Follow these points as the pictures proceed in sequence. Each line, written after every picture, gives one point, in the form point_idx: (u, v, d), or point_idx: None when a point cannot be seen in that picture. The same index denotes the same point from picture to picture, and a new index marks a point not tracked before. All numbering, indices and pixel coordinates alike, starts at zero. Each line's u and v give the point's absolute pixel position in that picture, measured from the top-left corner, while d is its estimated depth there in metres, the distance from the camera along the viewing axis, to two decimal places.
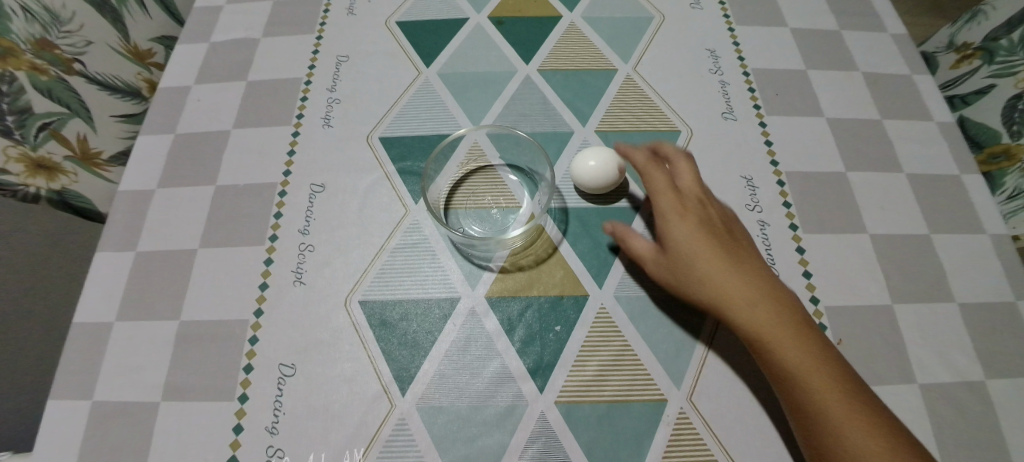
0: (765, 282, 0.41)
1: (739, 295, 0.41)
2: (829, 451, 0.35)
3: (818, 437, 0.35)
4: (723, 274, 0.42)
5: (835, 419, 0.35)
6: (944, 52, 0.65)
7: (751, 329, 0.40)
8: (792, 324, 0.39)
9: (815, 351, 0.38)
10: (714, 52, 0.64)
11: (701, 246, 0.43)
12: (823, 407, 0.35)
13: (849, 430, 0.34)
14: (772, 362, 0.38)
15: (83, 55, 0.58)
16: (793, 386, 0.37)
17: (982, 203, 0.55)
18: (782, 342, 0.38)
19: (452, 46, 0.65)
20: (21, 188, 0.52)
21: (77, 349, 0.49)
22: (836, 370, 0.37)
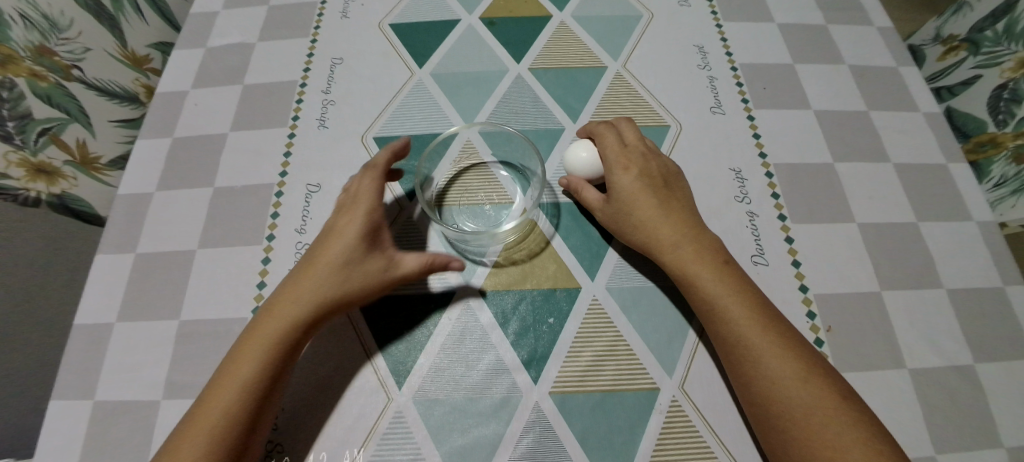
0: (711, 254, 0.44)
1: (692, 268, 0.43)
2: (771, 406, 0.38)
3: (762, 396, 0.38)
4: (677, 249, 0.44)
5: (776, 377, 0.38)
6: (930, 44, 0.65)
7: (703, 300, 0.43)
8: (738, 292, 0.42)
9: (759, 317, 0.40)
10: (702, 48, 0.65)
11: (657, 221, 0.46)
12: (764, 366, 0.38)
13: (790, 386, 0.37)
14: (727, 333, 0.41)
15: (81, 62, 0.59)
16: (741, 351, 0.40)
17: (968, 191, 0.56)
18: (731, 311, 0.41)
19: (444, 46, 0.66)
20: (21, 192, 0.53)
21: (78, 350, 0.49)
22: (781, 334, 0.40)
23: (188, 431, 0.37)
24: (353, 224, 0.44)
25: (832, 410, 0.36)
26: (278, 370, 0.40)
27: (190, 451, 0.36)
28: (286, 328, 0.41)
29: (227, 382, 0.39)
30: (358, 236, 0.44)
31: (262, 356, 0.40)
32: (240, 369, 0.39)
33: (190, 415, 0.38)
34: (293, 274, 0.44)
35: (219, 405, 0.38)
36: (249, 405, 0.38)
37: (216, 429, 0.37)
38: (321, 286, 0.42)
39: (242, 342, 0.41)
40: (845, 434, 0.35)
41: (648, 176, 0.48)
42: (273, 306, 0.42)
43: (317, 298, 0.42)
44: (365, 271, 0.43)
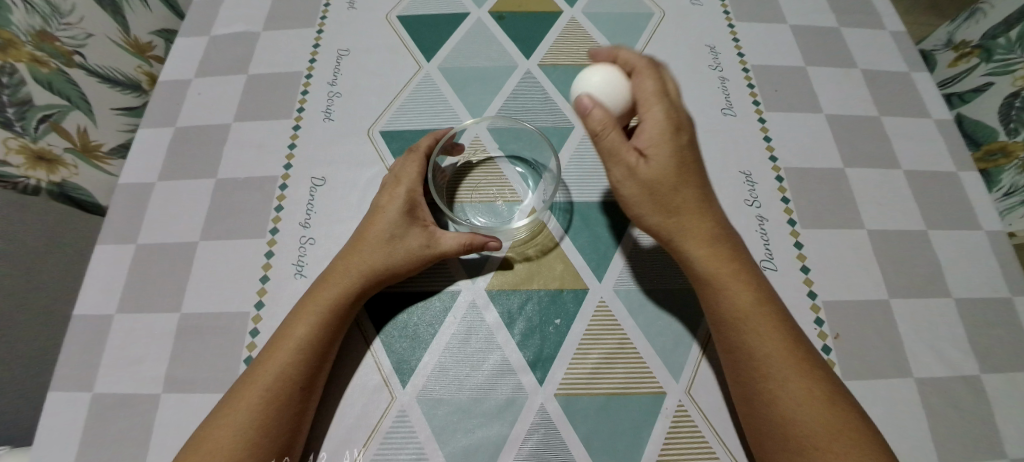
0: (740, 262, 0.42)
1: (722, 274, 0.41)
2: (784, 424, 0.37)
3: (779, 415, 0.37)
4: (711, 251, 0.41)
5: (797, 397, 0.37)
6: (942, 50, 0.65)
7: (730, 309, 0.40)
8: (763, 305, 0.40)
9: (784, 332, 0.39)
10: (714, 48, 0.64)
11: (693, 216, 0.41)
12: (786, 385, 0.37)
13: (806, 405, 0.36)
14: (749, 344, 0.39)
15: (83, 48, 0.57)
16: (764, 367, 0.38)
17: (978, 200, 0.55)
18: (759, 324, 0.39)
19: (452, 40, 0.65)
20: (21, 180, 0.52)
21: (77, 341, 0.49)
22: (802, 352, 0.39)
23: (242, 393, 0.39)
24: (396, 199, 0.46)
25: (849, 432, 0.35)
26: (330, 333, 0.43)
27: (248, 408, 0.38)
28: (336, 297, 0.43)
29: (282, 346, 0.41)
30: (400, 213, 0.46)
31: (312, 322, 0.42)
32: (294, 333, 0.42)
33: (247, 378, 0.40)
34: (346, 248, 0.46)
35: (274, 365, 0.40)
36: (302, 367, 0.40)
37: (271, 390, 0.39)
38: (368, 258, 0.45)
39: (298, 309, 0.43)
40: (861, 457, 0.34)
41: (688, 158, 0.41)
42: (326, 277, 0.45)
43: (365, 269, 0.45)
44: (407, 245, 0.45)
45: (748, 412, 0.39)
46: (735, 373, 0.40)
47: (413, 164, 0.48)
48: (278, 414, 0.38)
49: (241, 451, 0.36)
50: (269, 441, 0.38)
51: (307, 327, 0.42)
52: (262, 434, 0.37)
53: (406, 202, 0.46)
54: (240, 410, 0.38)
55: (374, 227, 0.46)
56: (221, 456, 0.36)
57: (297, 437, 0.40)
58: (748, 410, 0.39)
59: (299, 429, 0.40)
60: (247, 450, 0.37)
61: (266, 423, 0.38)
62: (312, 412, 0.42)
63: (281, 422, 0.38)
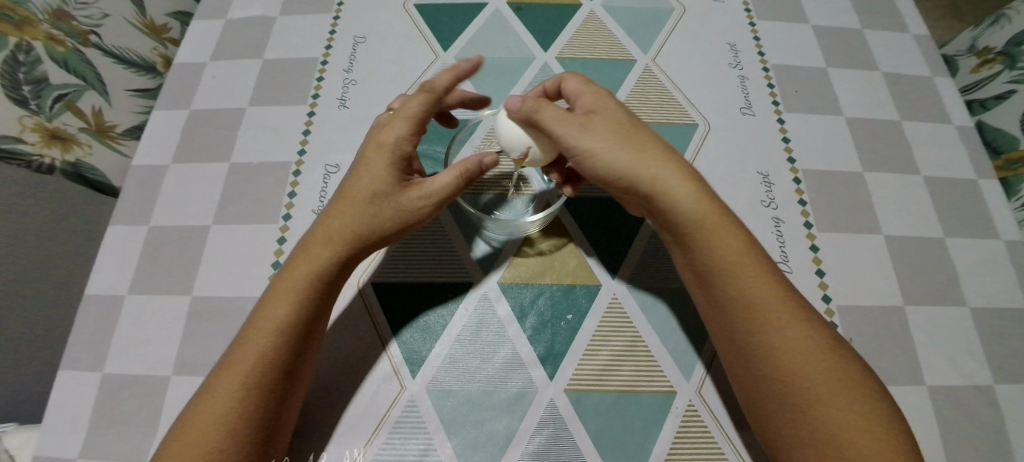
0: (721, 205, 0.40)
1: (710, 218, 0.39)
2: (791, 384, 0.35)
3: (782, 372, 0.36)
4: (693, 193, 0.39)
5: (798, 349, 0.36)
6: (965, 55, 0.63)
7: (719, 259, 0.39)
8: (752, 252, 0.39)
9: (774, 282, 0.38)
10: (734, 46, 0.64)
11: (663, 158, 0.40)
12: (786, 336, 0.36)
13: (809, 359, 0.35)
14: (742, 300, 0.37)
15: (99, 28, 0.57)
16: (760, 319, 0.37)
17: (997, 209, 0.55)
18: (751, 273, 0.38)
19: (470, 30, 0.64)
20: (36, 158, 0.53)
21: (88, 321, 0.49)
22: (794, 301, 0.38)
23: (222, 378, 0.36)
24: (383, 146, 0.41)
25: (852, 385, 0.35)
26: (312, 309, 0.39)
27: (228, 394, 0.35)
28: (319, 269, 0.39)
29: (259, 326, 0.37)
30: (388, 165, 0.41)
31: (293, 299, 0.38)
32: (273, 312, 0.38)
33: (227, 359, 0.37)
34: (326, 209, 0.42)
35: (254, 347, 0.36)
36: (284, 350, 0.37)
37: (253, 374, 0.36)
38: (353, 218, 0.40)
39: (275, 284, 0.39)
40: (871, 412, 0.34)
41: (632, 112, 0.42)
42: (305, 247, 0.40)
43: (350, 233, 0.40)
44: (397, 202, 0.41)
45: (746, 372, 0.38)
46: (729, 333, 0.39)
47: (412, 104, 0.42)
48: (259, 402, 0.36)
49: (226, 441, 0.34)
50: (254, 431, 0.35)
51: (288, 304, 0.38)
52: (247, 422, 0.35)
53: (395, 153, 0.41)
54: (218, 397, 0.35)
55: (359, 181, 0.41)
56: (201, 450, 0.33)
57: (280, 423, 0.38)
58: (746, 370, 0.38)
59: (282, 416, 0.38)
60: (231, 438, 0.34)
61: (247, 409, 0.35)
62: (296, 397, 0.39)
63: (263, 408, 0.36)
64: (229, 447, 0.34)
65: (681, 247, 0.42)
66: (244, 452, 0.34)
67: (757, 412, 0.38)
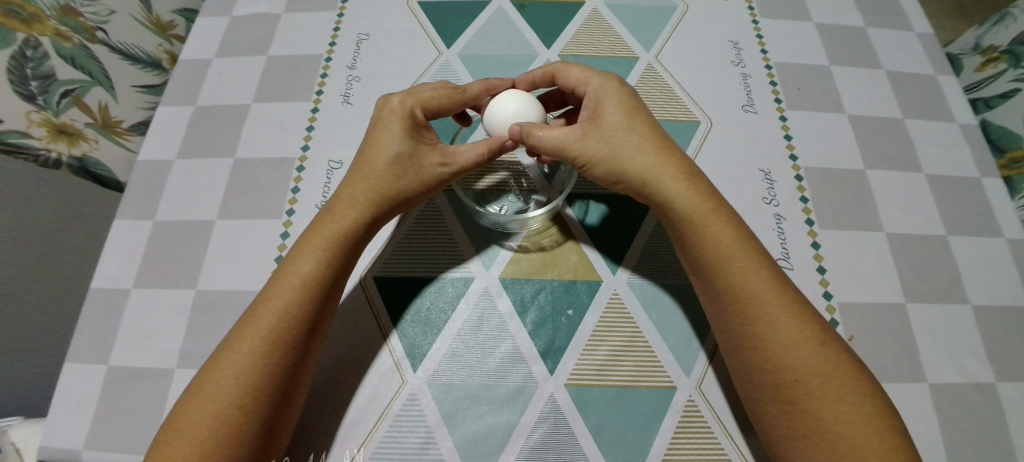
0: (718, 200, 0.41)
1: (704, 212, 0.40)
2: (781, 372, 0.36)
3: (770, 361, 0.36)
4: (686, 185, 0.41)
5: (790, 342, 0.36)
6: (969, 54, 0.63)
7: (712, 252, 0.40)
8: (749, 245, 0.40)
9: (768, 272, 0.38)
10: (737, 44, 0.64)
11: (654, 151, 0.41)
12: (777, 325, 0.37)
13: (801, 349, 0.36)
14: (732, 288, 0.39)
15: (106, 24, 0.58)
16: (751, 309, 0.37)
17: (1000, 208, 0.55)
18: (745, 264, 0.39)
19: (473, 27, 0.65)
20: (43, 153, 0.53)
21: (94, 313, 0.49)
22: (792, 293, 0.38)
23: (245, 333, 0.37)
24: (398, 114, 0.43)
25: (844, 378, 0.35)
26: (337, 265, 0.40)
27: (252, 349, 0.36)
28: (343, 228, 0.41)
29: (283, 283, 0.38)
30: (405, 132, 0.42)
31: (316, 257, 0.39)
32: (298, 269, 0.39)
33: (249, 316, 0.38)
34: (348, 174, 0.43)
35: (277, 304, 0.37)
36: (307, 306, 0.38)
37: (275, 331, 0.37)
38: (375, 182, 0.42)
39: (301, 244, 0.40)
40: (862, 404, 0.34)
41: (632, 107, 0.43)
42: (331, 208, 0.42)
43: (372, 196, 0.42)
44: (418, 166, 0.43)
45: (738, 360, 0.39)
46: (723, 322, 0.40)
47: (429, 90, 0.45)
48: (282, 356, 0.36)
49: (246, 396, 0.35)
50: (275, 386, 0.36)
51: (312, 262, 0.39)
52: (266, 378, 0.36)
53: (410, 121, 0.43)
54: (240, 351, 0.36)
55: (378, 148, 0.42)
56: (224, 400, 0.34)
57: (299, 382, 0.38)
58: (738, 358, 0.39)
59: (302, 373, 0.38)
60: (253, 392, 0.35)
61: (268, 365, 0.36)
62: (316, 358, 0.40)
63: (284, 365, 0.36)
64: (249, 403, 0.35)
65: (678, 240, 0.43)
66: (264, 405, 0.35)
67: (751, 400, 0.38)
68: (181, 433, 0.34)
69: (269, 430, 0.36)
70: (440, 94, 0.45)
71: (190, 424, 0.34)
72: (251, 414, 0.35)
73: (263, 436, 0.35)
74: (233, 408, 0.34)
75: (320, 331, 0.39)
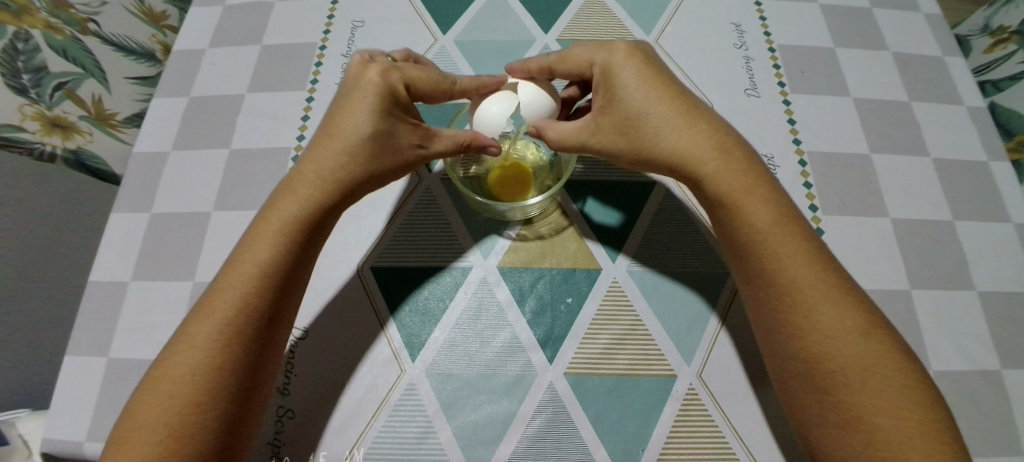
0: (761, 183, 0.39)
1: (742, 194, 0.39)
2: (816, 362, 0.35)
3: (806, 351, 0.35)
4: (725, 168, 0.39)
5: (832, 331, 0.35)
6: (978, 35, 0.61)
7: (751, 236, 0.38)
8: (792, 228, 0.38)
9: (810, 259, 0.37)
10: (739, 27, 0.62)
11: (690, 134, 0.39)
12: (816, 314, 0.35)
13: (842, 340, 0.34)
14: (772, 274, 0.37)
15: (98, 16, 0.57)
16: (791, 297, 0.36)
17: (1008, 192, 0.53)
18: (785, 248, 0.37)
19: (470, 13, 0.63)
20: (37, 147, 0.53)
21: (93, 306, 0.49)
22: (836, 281, 0.36)
23: (199, 327, 0.36)
24: (368, 86, 0.40)
25: (887, 372, 0.33)
26: (296, 254, 0.39)
27: (206, 344, 0.35)
28: (304, 207, 0.39)
29: (243, 264, 0.37)
30: (382, 108, 0.40)
31: (279, 235, 0.38)
32: (254, 256, 0.38)
33: (203, 307, 0.37)
34: (309, 151, 0.41)
35: (233, 295, 0.36)
36: (264, 297, 0.37)
37: (239, 313, 0.36)
38: (339, 159, 0.40)
39: (261, 221, 0.39)
40: (902, 398, 0.33)
41: (669, 85, 0.41)
42: (292, 184, 0.40)
43: (336, 175, 0.40)
44: (393, 146, 0.41)
45: (773, 348, 0.38)
46: (760, 308, 0.39)
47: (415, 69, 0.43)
48: (240, 350, 0.36)
49: (210, 377, 0.34)
50: (235, 381, 0.35)
51: (273, 242, 0.38)
52: (234, 360, 0.35)
53: (387, 96, 0.40)
54: (202, 333, 0.35)
55: (343, 123, 0.40)
56: (181, 398, 0.34)
57: (268, 360, 0.38)
58: (772, 345, 0.38)
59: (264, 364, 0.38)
60: (209, 389, 0.34)
61: (235, 346, 0.36)
62: (283, 335, 0.40)
63: (252, 345, 0.36)
64: (208, 399, 0.34)
65: (714, 220, 0.41)
66: (224, 403, 0.35)
67: (784, 386, 0.38)
68: (147, 412, 0.34)
69: (233, 424, 0.36)
70: (428, 75, 0.43)
71: (148, 422, 0.33)
72: (218, 394, 0.35)
73: (227, 430, 0.35)
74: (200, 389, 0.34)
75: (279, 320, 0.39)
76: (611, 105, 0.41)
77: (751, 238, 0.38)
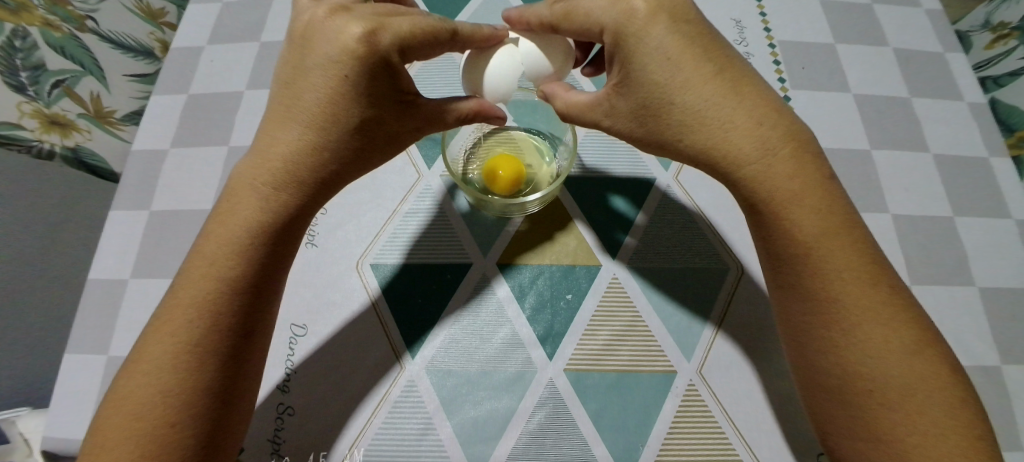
0: (810, 184, 0.34)
1: (788, 197, 0.34)
2: (858, 380, 0.33)
3: (849, 368, 0.34)
4: (770, 169, 0.34)
5: (875, 347, 0.33)
6: (979, 31, 0.61)
7: (797, 246, 0.35)
8: (844, 238, 0.35)
9: (859, 270, 0.34)
10: (739, 22, 0.62)
11: (730, 127, 0.33)
12: (862, 330, 0.34)
13: (888, 357, 0.33)
14: (817, 286, 0.35)
15: (96, 13, 0.56)
16: (836, 312, 0.34)
17: (1009, 188, 0.53)
18: (836, 260, 0.34)
19: (469, 9, 0.63)
20: (36, 144, 0.54)
21: (93, 304, 0.49)
22: (881, 292, 0.34)
23: (168, 336, 0.33)
24: (345, 56, 0.33)
25: (933, 388, 0.33)
26: (269, 253, 0.36)
27: (176, 356, 0.33)
28: (270, 187, 0.35)
29: (209, 253, 0.35)
30: (354, 78, 0.33)
31: (244, 220, 0.35)
32: (223, 260, 0.35)
33: (169, 315, 0.34)
34: (270, 135, 0.36)
35: (201, 303, 0.34)
36: (235, 302, 0.34)
37: (208, 304, 0.34)
38: (307, 136, 0.35)
39: (230, 202, 0.36)
40: (947, 416, 0.32)
41: (708, 63, 0.34)
42: (259, 162, 0.36)
43: (310, 165, 0.35)
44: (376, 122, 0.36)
45: (809, 361, 0.36)
46: (800, 319, 0.36)
47: (399, 18, 0.34)
48: (215, 360, 0.33)
49: (182, 375, 0.32)
50: (213, 394, 0.33)
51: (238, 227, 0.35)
52: (203, 356, 0.33)
53: (371, 66, 0.33)
54: (169, 328, 0.33)
55: (307, 92, 0.34)
56: (155, 414, 0.32)
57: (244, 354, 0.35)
58: (805, 356, 0.36)
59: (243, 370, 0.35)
60: (185, 404, 0.32)
61: (203, 342, 0.33)
62: (262, 326, 0.37)
63: (223, 340, 0.34)
64: (183, 417, 0.32)
65: (752, 217, 0.37)
66: (202, 416, 0.33)
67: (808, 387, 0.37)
68: (119, 414, 0.32)
69: (215, 435, 0.34)
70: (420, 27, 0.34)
71: (120, 441, 0.31)
72: (195, 411, 0.32)
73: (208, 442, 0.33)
74: (166, 391, 0.32)
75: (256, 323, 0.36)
76: (631, 84, 0.35)
77: (800, 248, 0.35)
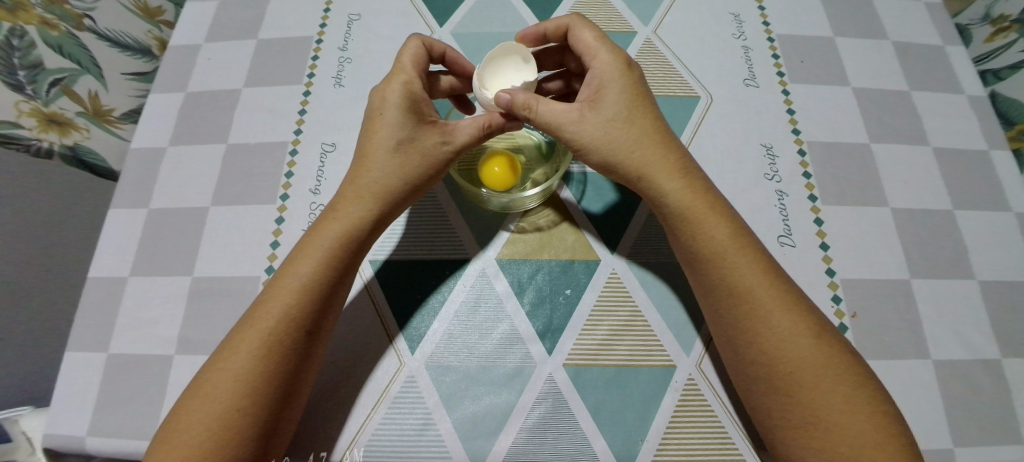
0: (715, 196, 0.40)
1: (696, 206, 0.39)
2: (774, 365, 0.36)
3: (765, 355, 0.36)
4: (680, 182, 0.40)
5: (785, 335, 0.36)
6: (978, 25, 0.60)
7: (708, 247, 0.39)
8: (748, 240, 0.39)
9: (767, 267, 0.38)
10: (738, 16, 0.62)
11: (650, 144, 0.40)
12: (772, 320, 0.36)
13: (797, 342, 0.35)
14: (728, 283, 0.38)
15: (93, 11, 0.56)
16: (751, 305, 0.37)
17: (1009, 181, 0.53)
18: (742, 259, 0.38)
19: (467, 4, 0.63)
20: (35, 142, 0.53)
21: (92, 303, 0.49)
22: (786, 286, 0.38)
23: (242, 335, 0.36)
24: (392, 101, 0.40)
25: (839, 370, 0.35)
26: (342, 270, 0.39)
27: (248, 353, 0.35)
28: (343, 228, 0.39)
29: (286, 272, 0.38)
30: (407, 118, 0.40)
31: (320, 257, 0.38)
32: (297, 271, 0.38)
33: (248, 318, 0.37)
34: (349, 171, 0.42)
35: (275, 308, 0.37)
36: (305, 309, 0.37)
37: (274, 334, 0.36)
38: (382, 176, 0.40)
39: (301, 246, 0.39)
40: (855, 395, 0.34)
41: (640, 92, 0.41)
42: (334, 207, 0.41)
43: (377, 191, 0.40)
44: (421, 150, 0.40)
45: (737, 357, 0.38)
46: (718, 319, 0.39)
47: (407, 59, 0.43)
48: (282, 358, 0.36)
49: (244, 400, 0.34)
50: (276, 389, 0.36)
51: (309, 264, 0.38)
52: (264, 385, 0.35)
53: (410, 103, 0.40)
54: (232, 354, 0.36)
55: (373, 135, 0.41)
56: (225, 402, 0.34)
57: (300, 382, 0.38)
58: (733, 352, 0.39)
59: (305, 371, 0.38)
60: (251, 395, 0.35)
61: (267, 368, 0.35)
62: (318, 356, 0.40)
63: (279, 368, 0.36)
64: (248, 405, 0.34)
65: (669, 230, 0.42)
66: (263, 407, 0.35)
67: (744, 392, 0.38)
68: (178, 435, 0.34)
69: (271, 429, 0.36)
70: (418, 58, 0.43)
71: (191, 427, 0.34)
72: (261, 401, 0.35)
73: (265, 433, 0.35)
74: (239, 380, 0.35)
75: (321, 329, 0.39)
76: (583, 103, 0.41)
77: (713, 248, 0.39)
